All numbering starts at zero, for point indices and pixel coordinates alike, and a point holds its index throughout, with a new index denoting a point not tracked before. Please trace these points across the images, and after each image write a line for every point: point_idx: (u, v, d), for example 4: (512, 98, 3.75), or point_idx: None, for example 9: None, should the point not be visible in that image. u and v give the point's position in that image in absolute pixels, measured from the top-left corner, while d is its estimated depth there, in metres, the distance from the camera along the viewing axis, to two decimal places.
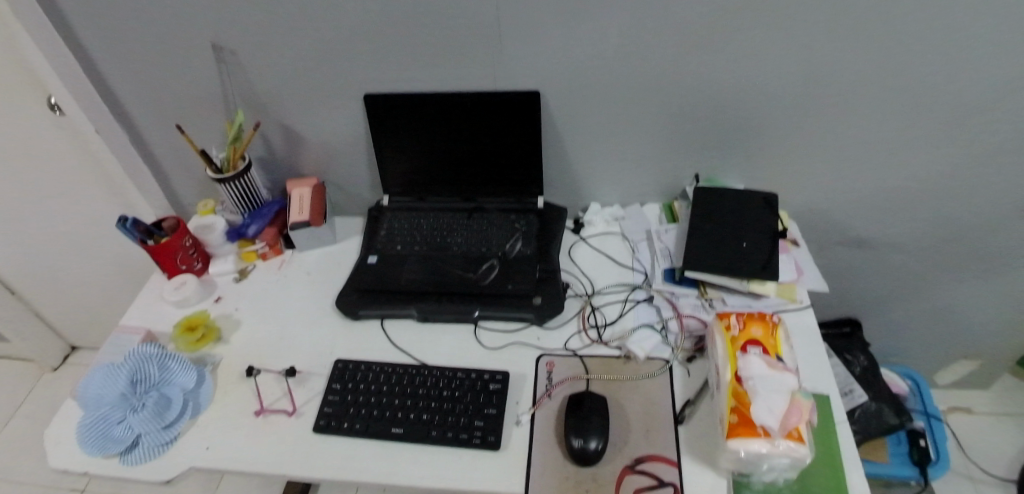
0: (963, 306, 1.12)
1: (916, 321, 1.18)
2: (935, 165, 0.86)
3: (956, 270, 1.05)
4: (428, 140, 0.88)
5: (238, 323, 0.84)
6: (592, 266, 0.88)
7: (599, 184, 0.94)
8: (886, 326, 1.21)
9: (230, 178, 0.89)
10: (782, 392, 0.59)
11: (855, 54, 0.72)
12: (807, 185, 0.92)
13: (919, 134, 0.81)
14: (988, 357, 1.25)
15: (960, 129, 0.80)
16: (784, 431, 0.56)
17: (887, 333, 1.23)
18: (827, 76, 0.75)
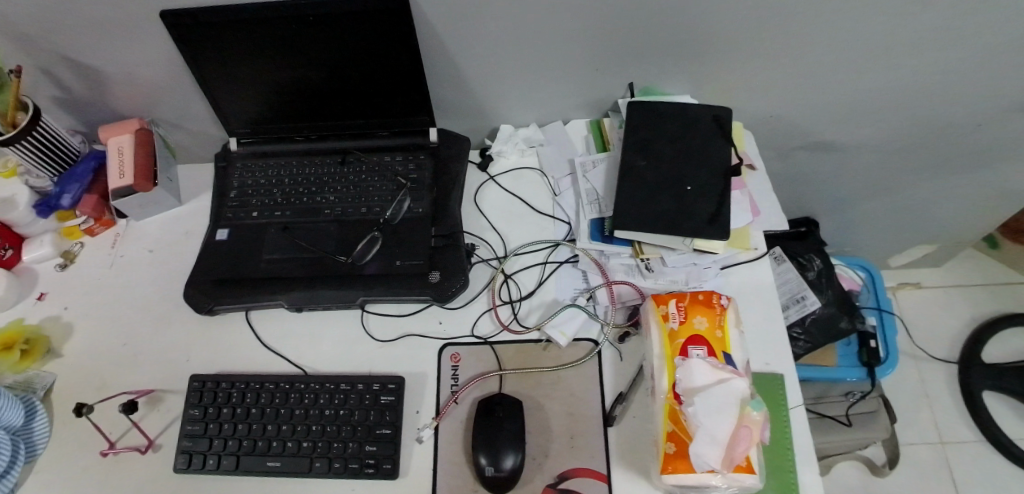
0: (931, 197, 1.01)
1: (879, 215, 1.07)
2: (933, 53, 0.67)
3: (931, 165, 0.91)
4: (269, 68, 0.63)
5: (71, 328, 0.68)
6: (505, 217, 0.71)
7: (511, 102, 0.73)
8: (846, 220, 1.11)
9: (14, 138, 0.65)
10: (727, 411, 0.52)
11: None
12: (771, 88, 0.73)
13: (921, 16, 0.61)
14: (949, 241, 1.18)
15: (976, 7, 0.59)
16: (728, 463, 0.50)
17: (847, 227, 1.13)
18: None
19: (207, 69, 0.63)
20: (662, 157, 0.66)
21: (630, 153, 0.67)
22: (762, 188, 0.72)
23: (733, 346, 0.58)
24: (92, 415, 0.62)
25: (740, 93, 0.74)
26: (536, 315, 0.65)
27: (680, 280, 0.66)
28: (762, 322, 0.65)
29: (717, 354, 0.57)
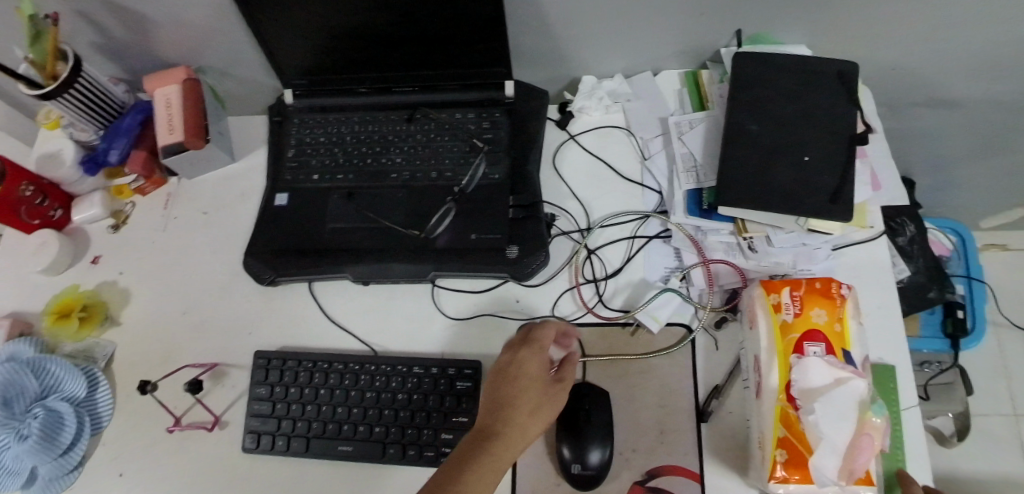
0: None
1: (984, 180, 0.95)
2: None
3: None
4: (325, 11, 0.55)
5: (127, 295, 0.65)
6: (586, 184, 0.64)
7: (593, 49, 0.64)
8: (943, 186, 0.99)
9: (56, 92, 0.59)
10: (850, 418, 0.45)
11: None
12: (902, 36, 0.62)
13: None
14: None
15: None
16: (849, 476, 0.44)
17: (943, 192, 1.01)
18: None
19: (259, 11, 0.55)
20: (777, 119, 0.56)
21: (738, 113, 0.57)
22: (886, 155, 0.62)
23: (853, 344, 0.50)
24: (155, 394, 0.59)
25: (863, 43, 0.63)
26: (623, 297, 0.59)
27: (787, 264, 0.57)
28: (882, 311, 0.56)
29: (837, 352, 0.48)
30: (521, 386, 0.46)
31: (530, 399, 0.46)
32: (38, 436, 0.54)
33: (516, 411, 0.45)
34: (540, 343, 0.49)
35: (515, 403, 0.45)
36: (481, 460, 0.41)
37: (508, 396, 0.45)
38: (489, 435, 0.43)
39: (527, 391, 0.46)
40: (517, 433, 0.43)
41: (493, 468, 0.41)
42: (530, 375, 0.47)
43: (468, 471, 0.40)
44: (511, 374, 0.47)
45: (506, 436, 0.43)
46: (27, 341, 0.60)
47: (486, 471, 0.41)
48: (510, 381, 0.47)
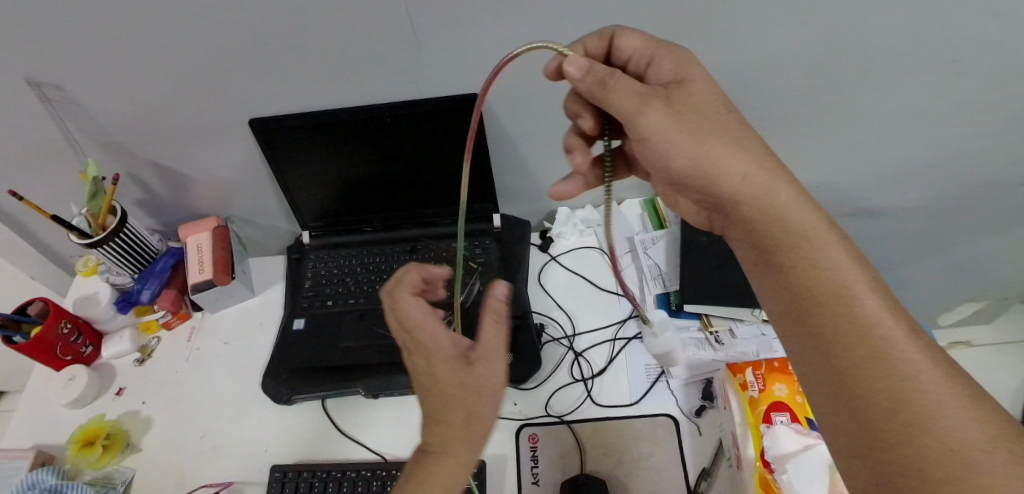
0: (987, 276, 0.98)
1: (932, 293, 1.05)
2: (955, 136, 0.72)
3: (983, 242, 0.90)
4: (349, 166, 0.69)
5: (149, 421, 0.70)
6: (569, 295, 0.74)
7: (567, 187, 0.78)
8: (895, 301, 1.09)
9: (102, 240, 0.69)
10: (821, 476, 0.51)
11: (865, 14, 0.57)
12: (811, 164, 0.78)
13: (945, 99, 0.67)
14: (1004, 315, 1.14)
15: (996, 92, 0.65)
16: None
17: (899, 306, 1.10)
18: (832, 43, 0.60)
19: (285, 165, 0.68)
20: None
21: (691, 228, 0.69)
22: None
23: None
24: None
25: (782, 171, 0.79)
26: (609, 395, 0.65)
27: (752, 352, 0.65)
28: None
29: (802, 420, 0.56)
30: (429, 375, 0.45)
31: (456, 393, 0.43)
32: None
33: (442, 391, 0.44)
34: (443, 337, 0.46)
35: (448, 400, 0.44)
36: (427, 434, 0.43)
37: (430, 384, 0.45)
38: (425, 418, 0.44)
39: (438, 381, 0.44)
40: (451, 391, 0.44)
41: (447, 439, 0.43)
42: (440, 366, 0.45)
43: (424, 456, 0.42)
44: (422, 367, 0.45)
45: (448, 417, 0.43)
46: (49, 468, 0.65)
47: (438, 444, 0.42)
48: (426, 371, 0.45)
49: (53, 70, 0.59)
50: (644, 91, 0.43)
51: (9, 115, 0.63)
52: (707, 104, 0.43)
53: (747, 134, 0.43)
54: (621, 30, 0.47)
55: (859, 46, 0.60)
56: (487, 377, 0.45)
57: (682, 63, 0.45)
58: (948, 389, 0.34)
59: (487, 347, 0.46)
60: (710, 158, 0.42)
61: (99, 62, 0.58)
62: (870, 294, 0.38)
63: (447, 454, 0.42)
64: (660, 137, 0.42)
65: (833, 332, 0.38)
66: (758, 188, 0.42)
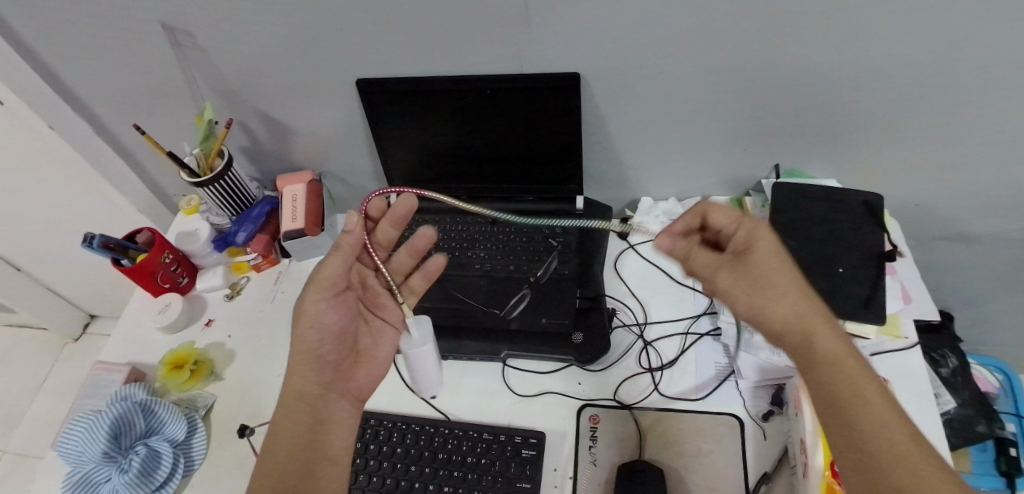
0: None
1: (1020, 332, 0.99)
2: None
3: None
4: (442, 134, 0.71)
5: (232, 355, 0.75)
6: (643, 285, 0.75)
7: (651, 176, 0.78)
8: (977, 336, 1.03)
9: (209, 181, 0.73)
10: None
11: (1008, 28, 0.53)
12: (913, 180, 0.74)
13: None
14: None
15: None
16: None
17: (980, 341, 1.04)
18: (963, 56, 0.57)
19: (383, 127, 0.71)
20: (811, 239, 0.67)
21: (778, 231, 0.68)
22: (916, 275, 0.70)
23: None
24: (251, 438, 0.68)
25: (880, 184, 0.76)
26: (675, 386, 0.66)
27: None
28: (920, 414, 0.60)
29: None
30: (309, 303, 0.52)
31: (307, 330, 0.52)
32: (137, 471, 0.63)
33: (310, 325, 0.52)
34: (340, 249, 0.52)
35: (299, 335, 0.52)
36: (295, 375, 0.53)
37: (303, 325, 0.52)
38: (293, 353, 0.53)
39: (311, 305, 0.52)
40: (307, 330, 0.52)
41: (303, 371, 0.53)
42: (313, 290, 0.52)
43: (288, 380, 0.53)
44: (300, 307, 0.53)
45: (308, 347, 0.53)
46: (141, 386, 0.71)
47: (299, 374, 0.53)
48: (306, 304, 0.52)
49: (190, 18, 0.63)
50: (714, 262, 0.49)
51: (145, 56, 0.69)
52: (764, 260, 0.47)
53: (805, 288, 0.46)
54: (710, 207, 0.48)
55: (993, 60, 0.57)
56: (315, 302, 0.53)
57: (753, 226, 0.47)
58: (914, 447, 0.40)
59: (334, 268, 0.52)
60: (761, 311, 0.46)
61: (231, 15, 0.62)
62: (853, 363, 0.43)
63: (308, 377, 0.53)
64: (734, 296, 0.48)
65: (848, 426, 0.42)
66: (794, 327, 0.45)
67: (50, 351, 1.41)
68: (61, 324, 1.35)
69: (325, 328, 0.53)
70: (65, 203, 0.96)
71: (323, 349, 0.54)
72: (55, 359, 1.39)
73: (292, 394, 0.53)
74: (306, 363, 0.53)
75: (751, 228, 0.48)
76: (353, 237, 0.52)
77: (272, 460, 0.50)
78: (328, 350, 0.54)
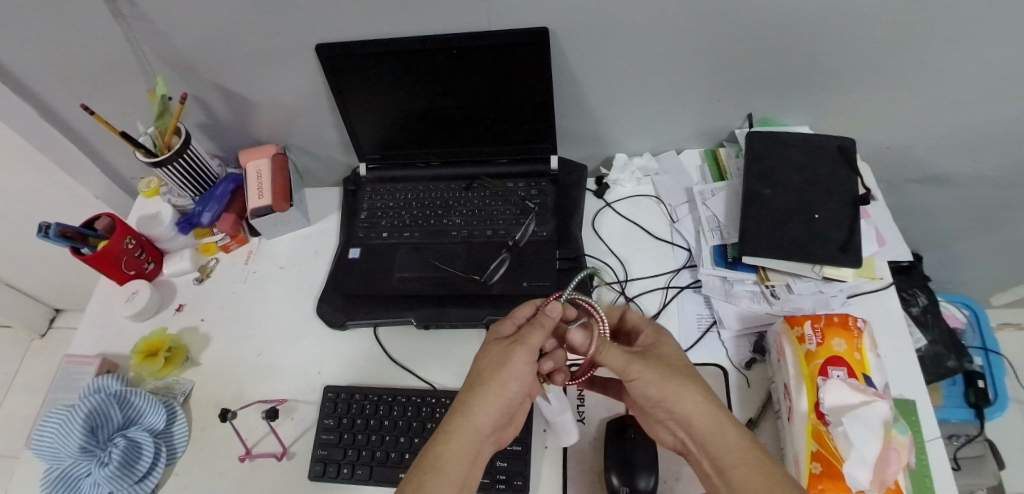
0: None
1: (985, 269, 1.02)
2: None
3: None
4: (408, 99, 0.68)
5: (207, 338, 0.73)
6: (623, 242, 0.74)
7: (626, 132, 0.77)
8: (943, 275, 1.06)
9: (167, 160, 0.69)
10: (876, 431, 0.51)
11: None
12: (885, 123, 0.74)
13: None
14: None
15: None
16: (879, 484, 0.50)
17: (947, 280, 1.07)
18: None
19: (347, 95, 0.68)
20: (788, 186, 0.67)
21: (755, 180, 0.67)
22: (888, 217, 0.71)
23: (874, 369, 0.57)
24: (235, 421, 0.67)
25: (851, 129, 0.76)
26: None
27: (808, 308, 0.64)
28: (898, 353, 0.62)
29: (859, 376, 0.55)
30: (488, 364, 0.50)
31: (493, 369, 0.49)
32: (118, 464, 0.61)
33: (509, 380, 0.49)
34: (545, 323, 0.51)
35: (501, 378, 0.49)
36: (477, 404, 0.48)
37: (501, 378, 0.49)
38: (471, 399, 0.49)
39: (483, 364, 0.50)
40: (507, 384, 0.49)
41: (487, 412, 0.48)
42: (489, 348, 0.52)
43: (469, 414, 0.48)
44: (501, 360, 0.50)
45: (503, 396, 0.49)
46: (114, 377, 0.69)
47: (486, 416, 0.48)
48: (495, 356, 0.51)
49: None
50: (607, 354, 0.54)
51: (81, 27, 0.64)
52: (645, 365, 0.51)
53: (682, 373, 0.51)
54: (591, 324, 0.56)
55: None
56: (525, 361, 0.50)
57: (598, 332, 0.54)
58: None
59: (530, 335, 0.51)
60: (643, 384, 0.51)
61: None
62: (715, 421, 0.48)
63: (487, 420, 0.48)
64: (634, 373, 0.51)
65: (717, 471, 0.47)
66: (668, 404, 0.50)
67: (18, 346, 1.36)
68: (26, 320, 1.30)
69: (521, 388, 0.50)
70: (15, 191, 0.91)
71: (512, 404, 0.50)
72: (23, 356, 1.35)
73: (471, 433, 0.47)
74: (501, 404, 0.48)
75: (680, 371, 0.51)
76: (553, 319, 0.52)
77: (434, 474, 0.45)
78: (513, 407, 0.51)
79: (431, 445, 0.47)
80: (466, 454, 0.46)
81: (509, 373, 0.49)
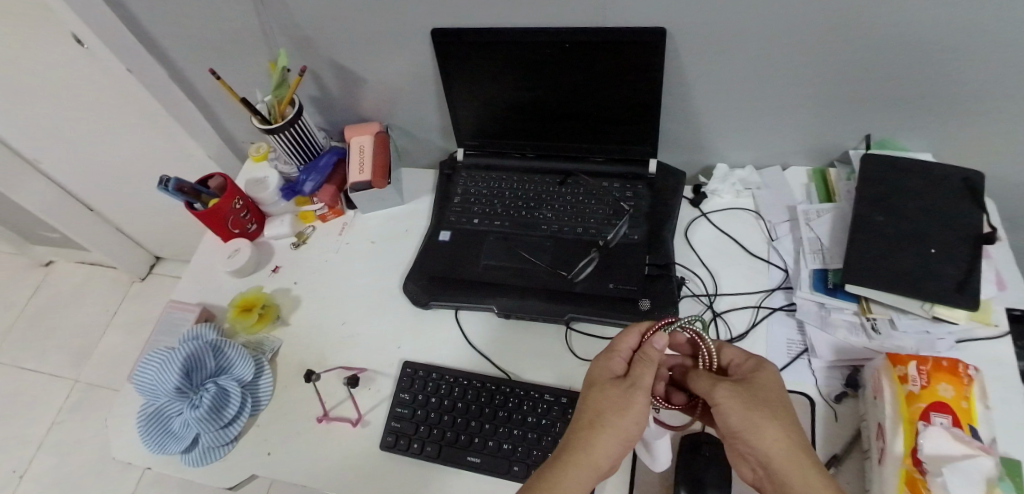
0: None
1: None
2: None
3: None
4: (514, 90, 0.69)
5: (298, 301, 0.77)
6: (714, 254, 0.73)
7: (728, 141, 0.75)
8: None
9: (280, 129, 0.73)
10: (977, 485, 0.47)
11: None
12: (1021, 159, 0.68)
13: None
14: None
15: None
16: None
17: None
18: None
19: (456, 81, 0.69)
20: (904, 216, 0.63)
21: (868, 206, 0.64)
22: (1012, 260, 0.66)
23: (981, 421, 0.53)
24: (316, 383, 0.70)
25: (980, 161, 0.71)
26: None
27: (910, 347, 0.61)
28: (1008, 407, 0.58)
29: (964, 425, 0.52)
30: (607, 406, 0.49)
31: (612, 413, 0.48)
32: (208, 408, 0.65)
33: (629, 419, 0.48)
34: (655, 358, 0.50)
35: (620, 421, 0.48)
36: (595, 439, 0.48)
37: (619, 416, 0.48)
38: (588, 430, 0.48)
39: (596, 402, 0.50)
40: (629, 425, 0.48)
41: (607, 448, 0.47)
42: (604, 388, 0.51)
43: (592, 452, 0.47)
44: (619, 400, 0.49)
45: (620, 433, 0.48)
46: (211, 327, 0.74)
47: (603, 452, 0.47)
48: (611, 396, 0.50)
49: None
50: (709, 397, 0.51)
51: None
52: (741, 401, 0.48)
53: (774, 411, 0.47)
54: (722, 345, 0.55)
55: None
56: (644, 405, 0.49)
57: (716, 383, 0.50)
58: None
59: (646, 377, 0.49)
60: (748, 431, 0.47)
61: None
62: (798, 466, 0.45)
63: (607, 454, 0.48)
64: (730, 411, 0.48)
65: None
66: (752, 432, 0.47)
67: (120, 287, 1.48)
68: (130, 265, 1.41)
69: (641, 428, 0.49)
70: (139, 145, 0.99)
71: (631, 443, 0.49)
72: (123, 296, 1.47)
73: (591, 467, 0.47)
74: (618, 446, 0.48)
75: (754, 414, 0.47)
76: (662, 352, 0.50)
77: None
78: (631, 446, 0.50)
79: (548, 471, 0.47)
80: (584, 491, 0.46)
81: (629, 415, 0.48)
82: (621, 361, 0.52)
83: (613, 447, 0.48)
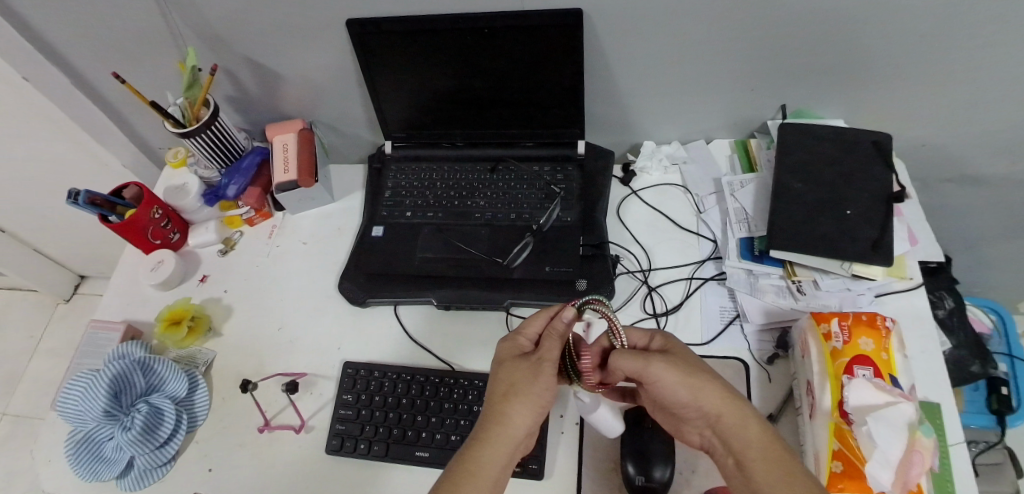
0: None
1: (1017, 273, 0.99)
2: None
3: None
4: (436, 78, 0.67)
5: (230, 309, 0.74)
6: (647, 231, 0.74)
7: (655, 119, 0.76)
8: (972, 278, 1.04)
9: (196, 131, 0.70)
10: (900, 433, 0.49)
11: None
12: (924, 119, 0.72)
13: None
14: None
15: None
16: (902, 487, 0.48)
17: (976, 283, 1.05)
18: None
19: (376, 72, 0.68)
20: (820, 180, 0.65)
21: (786, 172, 0.66)
22: (921, 216, 0.70)
23: (900, 370, 0.56)
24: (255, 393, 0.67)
25: (888, 124, 0.74)
26: (681, 332, 0.66)
27: (834, 305, 0.63)
28: (925, 354, 0.61)
29: (885, 375, 0.54)
30: (519, 378, 0.48)
31: (524, 383, 0.48)
32: (140, 429, 0.61)
33: (539, 388, 0.48)
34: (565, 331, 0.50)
35: (530, 391, 0.48)
36: (508, 412, 0.47)
37: (529, 387, 0.48)
38: (499, 407, 0.47)
39: (509, 376, 0.49)
40: (539, 392, 0.48)
41: (520, 419, 0.47)
42: (514, 363, 0.50)
43: (502, 425, 0.46)
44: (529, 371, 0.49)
45: (534, 403, 0.47)
46: (138, 344, 0.70)
47: (516, 424, 0.47)
48: (519, 369, 0.49)
49: None
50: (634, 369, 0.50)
51: None
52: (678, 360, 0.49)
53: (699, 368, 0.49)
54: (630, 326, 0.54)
55: None
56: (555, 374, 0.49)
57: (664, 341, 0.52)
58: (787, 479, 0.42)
59: (551, 351, 0.50)
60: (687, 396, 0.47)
61: None
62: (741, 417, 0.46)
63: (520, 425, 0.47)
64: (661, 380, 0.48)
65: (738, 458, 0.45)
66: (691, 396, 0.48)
67: (43, 310, 1.39)
68: (51, 285, 1.33)
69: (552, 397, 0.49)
70: (47, 158, 0.93)
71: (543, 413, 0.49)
72: (49, 320, 1.38)
73: (504, 442, 0.46)
74: (530, 416, 0.47)
75: (694, 375, 0.48)
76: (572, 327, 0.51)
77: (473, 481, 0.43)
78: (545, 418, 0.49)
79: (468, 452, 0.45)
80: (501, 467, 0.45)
81: (540, 384, 0.48)
82: (528, 341, 0.52)
83: (527, 416, 0.47)
